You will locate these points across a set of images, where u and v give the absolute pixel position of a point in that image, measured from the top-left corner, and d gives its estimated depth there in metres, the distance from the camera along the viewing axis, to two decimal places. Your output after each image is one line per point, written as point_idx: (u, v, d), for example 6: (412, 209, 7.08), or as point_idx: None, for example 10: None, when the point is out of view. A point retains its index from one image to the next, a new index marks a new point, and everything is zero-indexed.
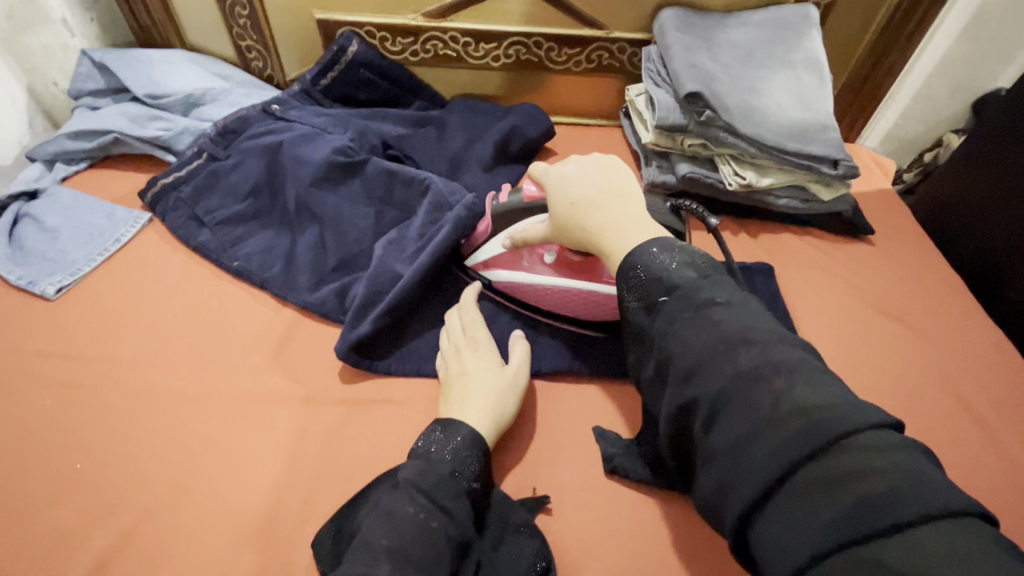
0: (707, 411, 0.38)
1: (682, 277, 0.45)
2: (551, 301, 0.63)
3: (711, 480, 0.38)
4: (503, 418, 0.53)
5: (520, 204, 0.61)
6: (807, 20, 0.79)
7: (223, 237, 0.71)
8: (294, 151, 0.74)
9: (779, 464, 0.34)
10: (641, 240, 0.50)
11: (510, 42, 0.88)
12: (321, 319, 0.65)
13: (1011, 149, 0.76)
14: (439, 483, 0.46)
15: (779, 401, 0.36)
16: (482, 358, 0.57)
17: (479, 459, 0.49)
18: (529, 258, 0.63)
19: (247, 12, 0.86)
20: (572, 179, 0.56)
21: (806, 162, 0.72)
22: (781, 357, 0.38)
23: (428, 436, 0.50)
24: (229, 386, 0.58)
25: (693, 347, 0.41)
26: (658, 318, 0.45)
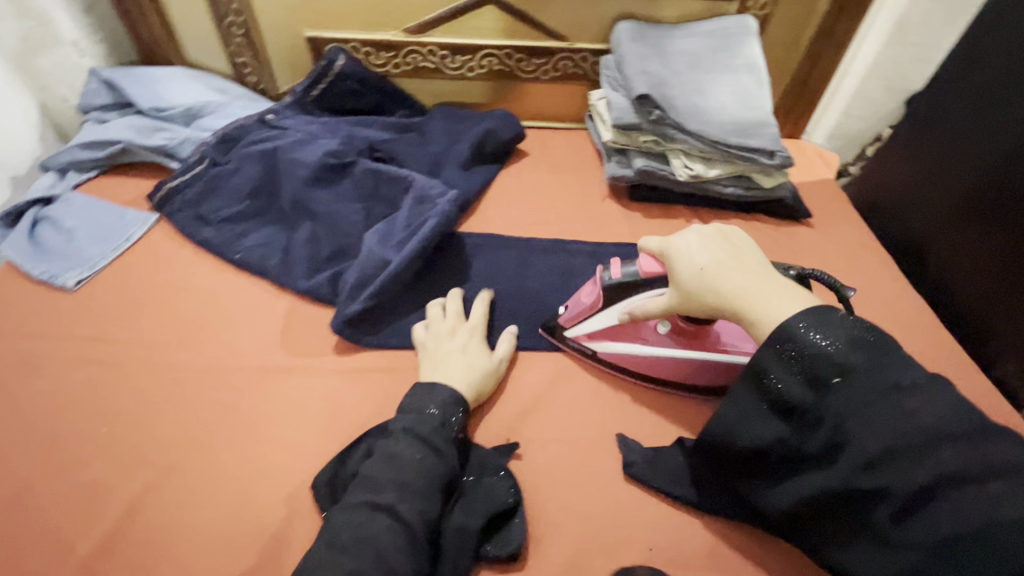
0: (905, 504, 0.41)
1: (857, 357, 0.45)
2: (664, 372, 0.64)
3: (904, 563, 0.42)
4: (482, 392, 0.61)
5: (638, 279, 0.61)
6: (746, 30, 0.89)
7: (226, 233, 0.78)
8: (288, 155, 0.81)
9: (999, 570, 0.38)
10: (791, 312, 0.49)
11: (484, 54, 0.96)
12: (316, 302, 0.72)
13: (928, 138, 0.86)
14: (426, 426, 0.54)
15: (999, 507, 0.38)
16: (473, 343, 0.65)
17: (460, 412, 0.57)
18: (641, 331, 0.64)
19: (242, 31, 0.94)
20: (697, 248, 0.56)
21: (748, 154, 0.81)
22: (988, 456, 0.40)
23: (412, 396, 0.58)
24: (236, 361, 0.65)
25: (883, 437, 0.42)
26: (829, 397, 0.45)
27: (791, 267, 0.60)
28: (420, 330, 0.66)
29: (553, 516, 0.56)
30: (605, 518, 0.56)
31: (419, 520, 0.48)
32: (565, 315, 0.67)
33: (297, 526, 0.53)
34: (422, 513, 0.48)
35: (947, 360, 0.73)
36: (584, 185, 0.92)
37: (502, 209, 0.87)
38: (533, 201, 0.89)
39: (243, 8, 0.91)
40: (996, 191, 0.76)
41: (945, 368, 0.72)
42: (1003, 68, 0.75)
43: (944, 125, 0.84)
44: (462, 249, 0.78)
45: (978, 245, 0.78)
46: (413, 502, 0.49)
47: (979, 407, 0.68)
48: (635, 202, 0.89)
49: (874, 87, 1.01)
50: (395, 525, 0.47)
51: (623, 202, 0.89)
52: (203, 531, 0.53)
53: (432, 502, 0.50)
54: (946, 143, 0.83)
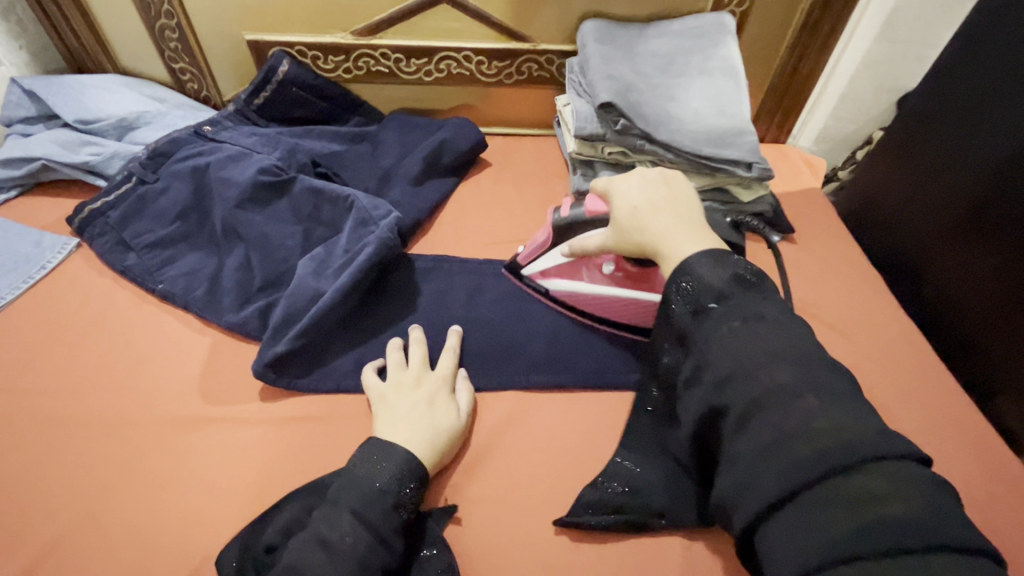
0: (740, 417, 0.39)
1: (733, 288, 0.44)
2: (608, 310, 0.66)
3: (727, 480, 0.39)
4: (444, 456, 0.54)
5: (582, 219, 0.62)
6: (723, 29, 0.81)
7: (150, 260, 0.71)
8: (220, 173, 0.74)
9: (797, 477, 0.35)
10: (699, 248, 0.49)
11: (441, 57, 0.89)
12: (243, 339, 0.65)
13: (920, 146, 0.79)
14: (375, 505, 0.47)
15: (812, 419, 0.36)
16: (440, 396, 0.57)
17: (414, 485, 0.50)
18: (587, 269, 0.66)
19: (177, 35, 0.86)
20: (635, 189, 0.56)
21: (722, 165, 0.74)
22: (819, 377, 0.39)
23: (364, 458, 0.50)
24: (149, 410, 0.59)
25: (734, 356, 0.41)
26: (702, 322, 0.44)
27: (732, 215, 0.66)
28: (372, 381, 0.59)
29: None
30: None
31: None
32: (524, 253, 0.69)
33: None
34: None
35: (940, 394, 0.66)
36: (548, 200, 0.85)
37: (458, 227, 0.80)
38: (492, 217, 0.82)
39: (175, 10, 0.83)
40: (991, 205, 0.69)
41: (937, 404, 0.65)
42: (1007, 68, 0.68)
43: (938, 129, 0.76)
44: (411, 274, 0.72)
45: (974, 263, 0.70)
46: None
47: (973, 449, 0.62)
48: None
49: (863, 86, 0.94)
50: None
51: None
52: None
53: None
54: (940, 151, 0.76)
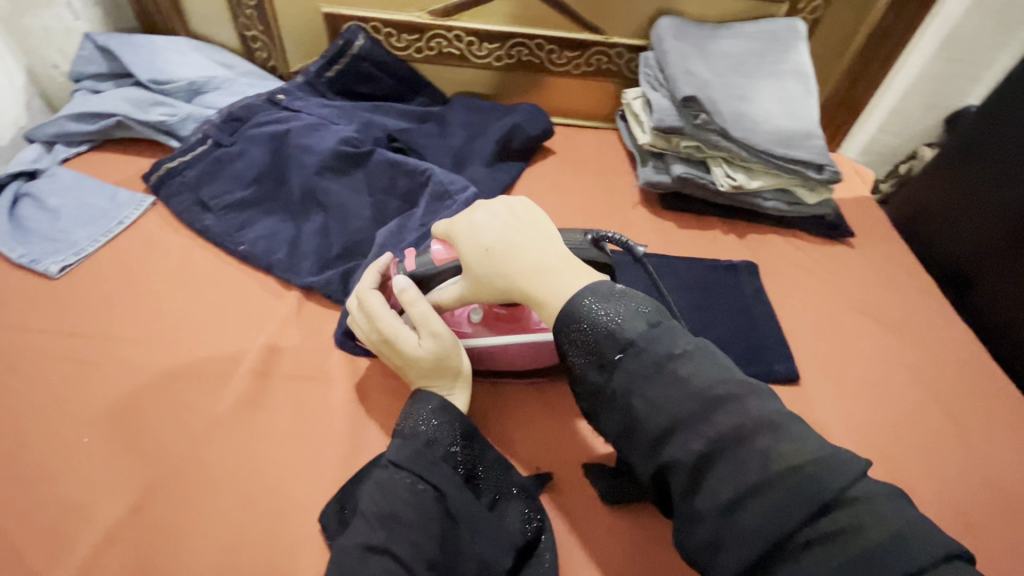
0: (693, 472, 0.40)
1: (636, 332, 0.45)
2: (494, 361, 0.60)
3: (700, 540, 0.40)
4: (457, 365, 0.55)
5: (431, 269, 0.56)
6: (795, 34, 0.84)
7: (228, 222, 0.72)
8: (300, 140, 0.75)
9: (778, 526, 0.37)
10: (575, 291, 0.49)
11: (512, 43, 0.90)
12: (327, 303, 0.67)
13: (982, 161, 0.81)
14: (421, 453, 0.48)
15: (770, 460, 0.38)
16: (399, 347, 0.54)
17: (455, 425, 0.51)
18: (455, 323, 0.60)
19: (255, 3, 0.87)
20: (482, 225, 0.54)
21: (793, 166, 0.76)
22: (758, 412, 0.41)
23: (403, 416, 0.52)
24: (239, 366, 0.60)
25: (670, 409, 0.42)
26: (616, 375, 0.45)
27: (589, 232, 0.59)
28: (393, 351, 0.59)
29: (587, 556, 0.52)
30: (641, 564, 0.51)
31: (413, 557, 0.44)
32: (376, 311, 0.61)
33: (303, 558, 0.48)
34: (414, 548, 0.44)
35: (999, 399, 0.68)
36: (614, 190, 0.86)
37: None
38: (558, 204, 0.84)
39: None
40: None
41: (996, 407, 0.68)
42: None
43: (998, 143, 0.79)
44: None
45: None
46: (406, 536, 0.44)
47: None
48: (667, 210, 0.83)
49: (913, 102, 0.99)
50: (389, 565, 0.43)
51: (654, 209, 0.84)
52: (193, 561, 0.48)
53: (428, 536, 0.45)
54: (996, 163, 0.79)
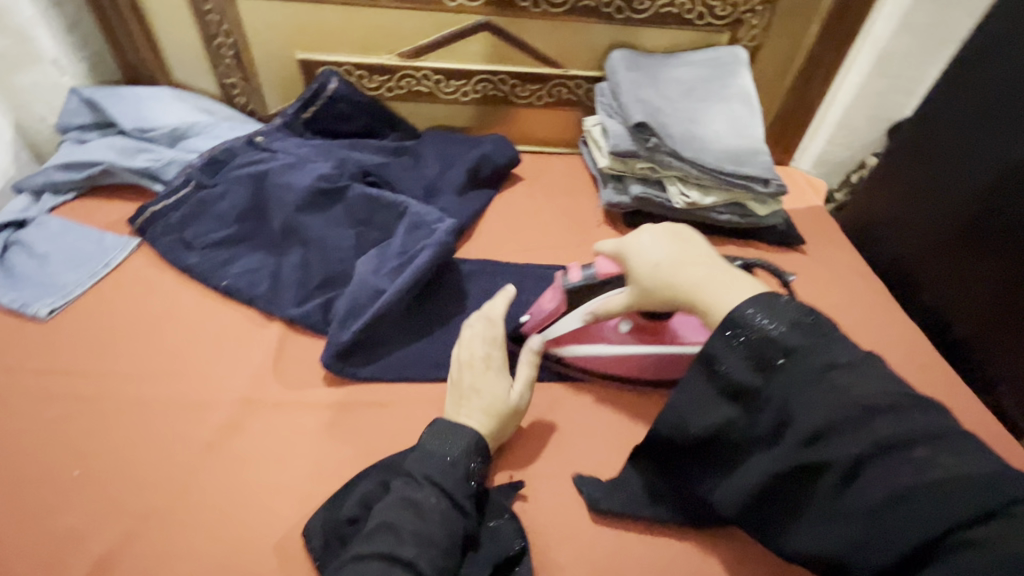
0: (843, 474, 0.45)
1: (796, 340, 0.48)
2: (630, 367, 0.67)
3: (847, 534, 0.45)
4: (506, 427, 0.61)
5: (596, 281, 0.65)
6: (738, 59, 0.90)
7: (212, 259, 0.75)
8: (279, 179, 0.79)
9: (929, 528, 0.41)
10: (739, 300, 0.52)
11: (478, 80, 0.96)
12: (307, 332, 0.70)
13: (918, 169, 0.86)
14: (450, 475, 0.54)
15: (926, 471, 0.42)
16: (489, 375, 0.62)
17: (479, 459, 0.57)
18: (603, 330, 0.67)
19: (232, 53, 0.92)
20: (650, 246, 0.59)
21: (742, 182, 0.82)
22: (920, 424, 0.44)
23: (433, 436, 0.57)
24: (225, 394, 0.63)
25: (824, 412, 0.45)
26: (775, 378, 0.49)
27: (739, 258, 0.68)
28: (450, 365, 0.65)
29: None
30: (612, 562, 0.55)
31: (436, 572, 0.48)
32: (529, 320, 0.70)
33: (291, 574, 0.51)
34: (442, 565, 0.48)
35: (949, 389, 0.73)
36: (580, 211, 0.92)
37: (497, 234, 0.86)
38: (529, 226, 0.88)
39: (233, 28, 0.89)
40: (980, 220, 0.77)
41: (945, 397, 0.72)
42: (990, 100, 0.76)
43: (931, 154, 0.84)
44: (459, 278, 0.77)
45: (967, 270, 0.78)
46: (432, 554, 0.48)
47: (983, 437, 0.68)
48: (631, 227, 0.88)
49: (857, 116, 1.02)
50: None
51: (618, 227, 0.89)
52: None
53: (450, 555, 0.50)
54: (932, 172, 0.84)
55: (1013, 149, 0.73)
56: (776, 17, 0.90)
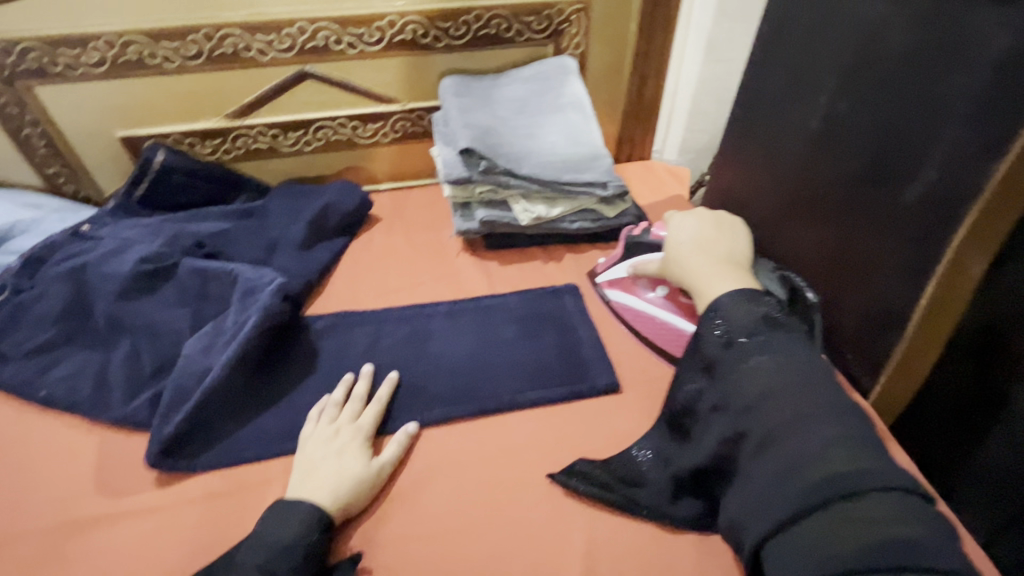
0: (758, 441, 0.46)
1: (760, 324, 0.52)
2: (650, 329, 0.71)
3: (748, 498, 0.46)
4: (352, 506, 0.55)
5: (648, 242, 0.74)
6: (565, 69, 0.91)
7: (29, 368, 0.69)
8: (100, 269, 0.74)
9: (810, 495, 0.41)
10: (730, 288, 0.57)
11: (317, 127, 0.93)
12: (136, 431, 0.64)
13: (747, 140, 0.83)
14: (282, 559, 0.49)
15: (826, 446, 0.43)
16: (351, 448, 0.59)
17: (320, 533, 0.52)
18: (644, 287, 0.73)
19: (45, 141, 0.87)
20: (688, 229, 0.67)
21: (583, 189, 0.82)
22: (841, 413, 0.45)
23: (272, 517, 0.52)
24: (38, 519, 0.57)
25: (758, 383, 0.48)
26: (732, 353, 0.51)
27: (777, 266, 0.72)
28: (308, 430, 0.61)
29: None
30: None
31: None
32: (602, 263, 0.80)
33: None
34: None
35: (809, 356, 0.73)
36: (439, 242, 0.90)
37: (352, 282, 0.83)
38: (386, 266, 0.86)
39: (38, 117, 0.84)
40: (804, 187, 0.73)
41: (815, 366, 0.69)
42: (789, 60, 0.73)
43: (755, 127, 0.81)
44: (308, 338, 0.72)
45: (804, 238, 0.74)
46: None
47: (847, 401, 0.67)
48: (489, 251, 0.87)
49: (706, 102, 1.04)
50: None
51: (477, 252, 0.87)
52: None
53: None
54: (759, 144, 0.80)
55: (815, 110, 0.70)
56: (593, 23, 0.92)
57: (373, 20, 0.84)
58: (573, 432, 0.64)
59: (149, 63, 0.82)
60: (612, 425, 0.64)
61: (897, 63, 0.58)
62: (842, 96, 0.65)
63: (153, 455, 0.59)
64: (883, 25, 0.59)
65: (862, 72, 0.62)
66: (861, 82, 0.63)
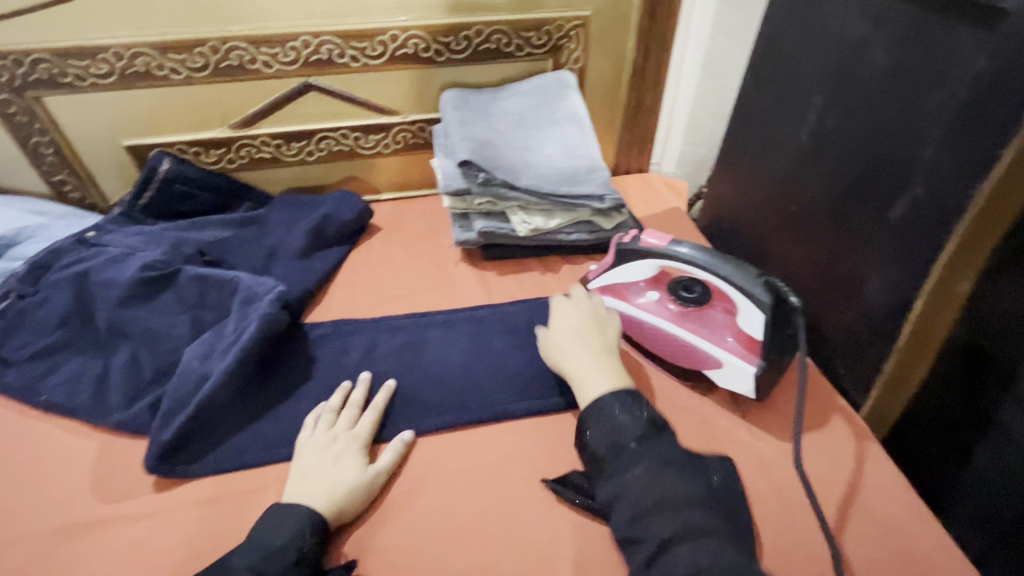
0: (652, 550, 0.47)
1: (643, 428, 0.54)
2: (643, 336, 0.70)
3: None
4: (347, 512, 0.56)
5: (638, 249, 0.69)
6: (564, 84, 0.92)
7: (31, 373, 0.70)
8: (102, 276, 0.75)
9: None
10: (604, 390, 0.58)
11: (319, 138, 0.95)
12: (135, 436, 0.65)
13: (740, 154, 0.84)
14: (273, 561, 0.50)
15: (706, 558, 0.45)
16: (345, 454, 0.60)
17: (316, 541, 0.52)
18: (636, 292, 0.72)
19: (53, 150, 0.89)
20: (560, 320, 0.67)
21: (580, 201, 0.83)
22: (715, 518, 0.49)
23: (265, 522, 0.53)
24: (35, 523, 0.58)
25: (646, 495, 0.49)
26: (619, 458, 0.53)
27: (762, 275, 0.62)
28: (304, 437, 0.62)
29: None
30: None
31: None
32: (593, 270, 0.76)
33: None
34: None
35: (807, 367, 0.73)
36: (438, 252, 0.91)
37: (351, 290, 0.84)
38: (384, 276, 0.87)
39: (47, 126, 0.86)
40: (794, 201, 0.74)
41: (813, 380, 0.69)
42: (777, 80, 0.74)
43: (747, 142, 0.82)
44: (306, 347, 0.73)
45: (795, 251, 0.75)
46: None
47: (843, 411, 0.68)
48: (488, 261, 0.88)
49: (703, 116, 1.06)
50: None
51: (476, 262, 0.88)
52: None
53: None
54: (751, 159, 0.82)
55: (803, 127, 0.71)
56: (592, 38, 0.94)
57: (376, 34, 0.85)
58: (568, 441, 0.64)
59: (156, 75, 0.84)
60: None
61: (878, 83, 0.60)
62: (828, 114, 0.67)
63: (151, 461, 0.59)
64: (864, 47, 0.61)
65: (847, 91, 0.64)
66: (845, 101, 0.64)
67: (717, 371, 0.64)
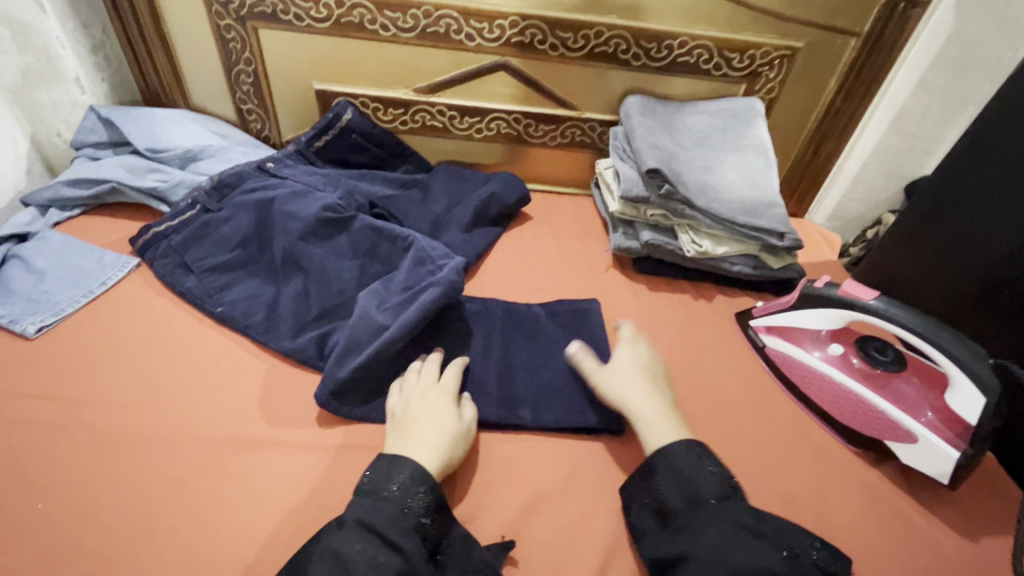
0: None
1: (726, 491, 0.52)
2: (812, 387, 0.67)
3: None
4: (451, 462, 0.55)
5: (835, 296, 0.65)
6: (754, 111, 0.89)
7: (209, 284, 0.74)
8: (285, 207, 0.78)
9: None
10: (675, 442, 0.56)
11: (492, 118, 0.96)
12: (300, 366, 0.67)
13: (943, 223, 0.80)
14: (378, 514, 0.48)
15: None
16: (433, 413, 0.58)
17: (424, 491, 0.51)
18: (811, 341, 0.69)
19: (252, 80, 0.93)
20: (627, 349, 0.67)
21: (756, 234, 0.80)
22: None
23: (374, 472, 0.52)
24: (206, 428, 0.60)
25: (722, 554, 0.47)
26: (697, 509, 0.51)
27: (991, 356, 0.57)
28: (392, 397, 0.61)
29: None
30: None
31: None
32: (762, 307, 0.75)
33: None
34: None
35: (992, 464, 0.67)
36: (588, 253, 0.90)
37: (502, 273, 0.84)
38: (535, 265, 0.86)
39: (254, 57, 0.90)
40: (1005, 286, 0.71)
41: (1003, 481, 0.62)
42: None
43: (958, 211, 0.78)
44: (463, 317, 0.72)
45: (999, 335, 0.72)
46: None
47: None
48: (641, 274, 0.86)
49: (875, 172, 1.00)
50: None
51: (627, 272, 0.87)
52: None
53: None
54: (956, 227, 0.78)
55: None
56: (792, 72, 0.90)
57: (583, 27, 0.85)
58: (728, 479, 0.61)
59: (367, 28, 0.86)
60: (767, 481, 0.60)
61: None
62: None
63: (321, 394, 0.61)
64: None
65: None
66: None
67: (906, 446, 0.60)
